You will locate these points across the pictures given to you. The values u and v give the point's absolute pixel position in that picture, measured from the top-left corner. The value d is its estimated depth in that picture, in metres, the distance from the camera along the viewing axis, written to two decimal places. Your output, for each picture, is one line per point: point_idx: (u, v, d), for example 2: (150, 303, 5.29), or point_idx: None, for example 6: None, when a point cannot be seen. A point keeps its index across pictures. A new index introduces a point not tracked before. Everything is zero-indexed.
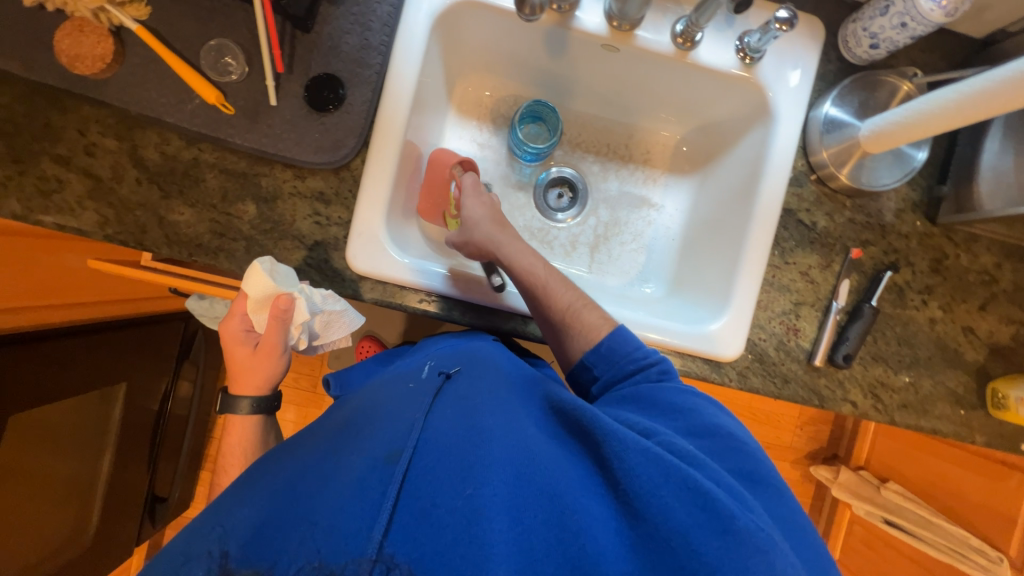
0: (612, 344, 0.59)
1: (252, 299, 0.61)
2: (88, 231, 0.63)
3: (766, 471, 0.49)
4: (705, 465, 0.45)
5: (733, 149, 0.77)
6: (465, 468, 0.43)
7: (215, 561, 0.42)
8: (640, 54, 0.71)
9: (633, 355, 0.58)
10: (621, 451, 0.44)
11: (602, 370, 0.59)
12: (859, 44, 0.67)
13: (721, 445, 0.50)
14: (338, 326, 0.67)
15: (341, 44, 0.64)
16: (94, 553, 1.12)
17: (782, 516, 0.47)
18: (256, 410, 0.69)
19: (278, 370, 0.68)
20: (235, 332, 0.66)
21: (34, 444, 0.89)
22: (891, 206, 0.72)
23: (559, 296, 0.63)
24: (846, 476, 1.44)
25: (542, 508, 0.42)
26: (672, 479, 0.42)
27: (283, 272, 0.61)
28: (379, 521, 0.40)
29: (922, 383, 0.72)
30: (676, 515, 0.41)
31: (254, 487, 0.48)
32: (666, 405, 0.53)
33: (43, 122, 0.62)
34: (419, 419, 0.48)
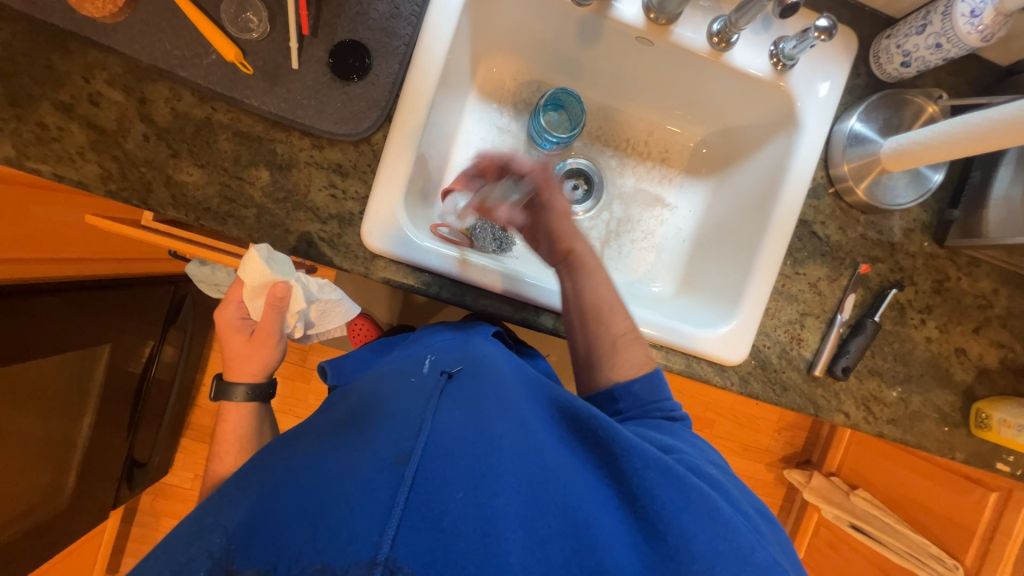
0: (645, 383, 0.60)
1: (250, 286, 0.63)
2: (88, 185, 0.60)
3: (762, 506, 0.54)
4: (719, 490, 0.48)
5: (754, 155, 0.77)
6: (478, 475, 0.43)
7: (215, 563, 0.41)
8: (673, 51, 0.69)
9: (660, 402, 0.60)
10: (641, 468, 0.46)
11: (627, 405, 0.60)
12: (891, 61, 0.67)
13: (728, 478, 0.54)
14: (333, 314, 0.74)
15: (370, 11, 0.62)
16: (68, 513, 1.09)
17: (787, 550, 0.49)
18: (251, 397, 0.69)
19: (273, 359, 0.69)
20: (230, 320, 0.66)
21: (13, 399, 0.86)
22: (901, 225, 0.73)
23: (617, 323, 0.63)
24: (818, 481, 1.52)
25: (556, 520, 0.42)
26: (690, 500, 0.44)
27: (279, 260, 0.63)
28: (390, 526, 0.38)
29: (912, 399, 0.74)
30: (692, 535, 0.42)
31: (253, 482, 0.47)
32: (677, 432, 0.56)
33: (45, 65, 0.58)
34: (428, 417, 0.47)
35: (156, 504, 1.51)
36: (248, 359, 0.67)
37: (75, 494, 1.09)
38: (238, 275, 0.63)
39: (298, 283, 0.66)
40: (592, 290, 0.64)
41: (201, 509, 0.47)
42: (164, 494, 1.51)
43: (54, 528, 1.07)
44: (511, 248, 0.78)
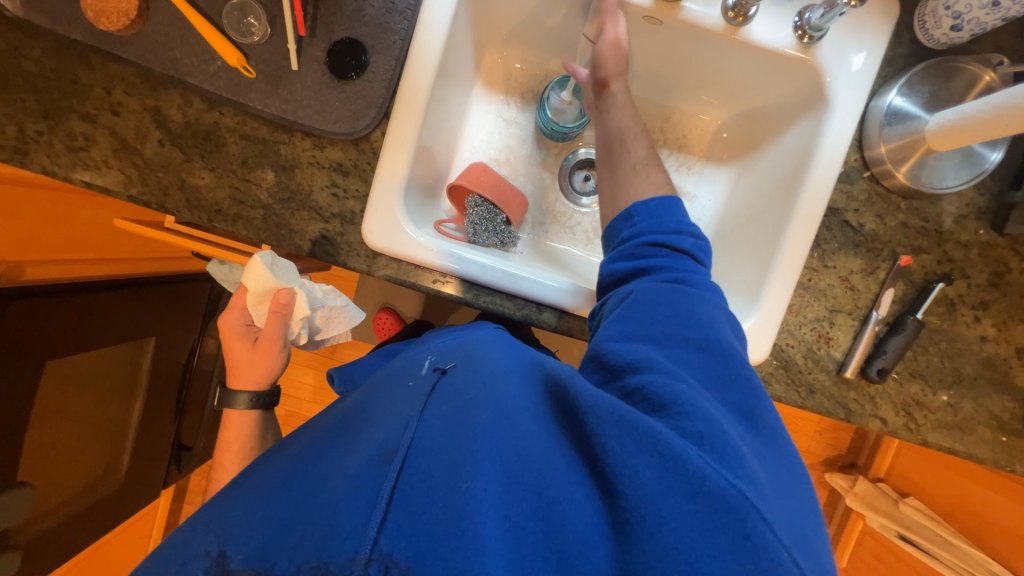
0: (663, 204, 0.57)
1: (254, 292, 0.72)
2: (113, 190, 0.64)
3: (771, 419, 0.47)
4: (695, 416, 0.42)
5: (780, 137, 0.71)
6: (452, 461, 0.42)
7: (213, 561, 0.42)
8: (685, 29, 0.65)
9: (679, 220, 0.56)
10: (598, 424, 0.42)
11: (642, 219, 0.57)
12: (938, 25, 0.59)
13: (727, 375, 0.47)
14: (336, 319, 0.83)
15: (366, 7, 0.61)
16: (124, 491, 1.20)
17: (777, 473, 0.43)
18: (253, 404, 0.78)
19: (276, 366, 0.77)
20: (234, 327, 0.76)
21: (68, 388, 0.95)
22: (952, 211, 0.65)
23: (634, 149, 0.64)
24: (863, 487, 1.42)
25: (530, 504, 0.40)
26: (644, 445, 0.39)
27: (282, 268, 0.73)
28: (374, 518, 0.39)
29: (963, 405, 0.67)
30: (644, 481, 0.38)
31: (256, 483, 0.49)
32: (677, 296, 0.51)
33: (71, 79, 0.62)
34: (415, 416, 0.47)
35: (203, 485, 1.63)
36: (250, 365, 0.76)
37: (129, 475, 1.19)
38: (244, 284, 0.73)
39: (302, 289, 0.75)
40: (609, 125, 0.65)
41: (207, 508, 0.50)
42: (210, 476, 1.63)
43: (112, 505, 1.17)
44: (515, 244, 0.76)
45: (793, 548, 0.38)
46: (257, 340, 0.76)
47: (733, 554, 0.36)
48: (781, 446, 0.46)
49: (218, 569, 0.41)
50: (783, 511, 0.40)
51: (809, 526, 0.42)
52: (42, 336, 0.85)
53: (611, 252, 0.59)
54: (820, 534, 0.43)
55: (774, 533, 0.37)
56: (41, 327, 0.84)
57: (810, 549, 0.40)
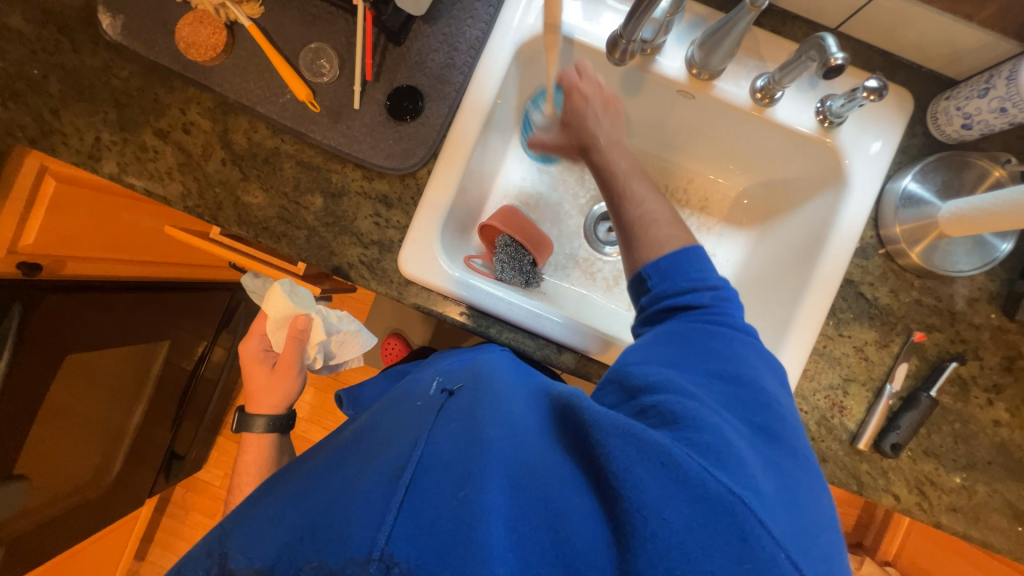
0: (675, 260, 0.55)
1: (275, 319, 0.78)
2: (171, 200, 0.68)
3: (781, 428, 0.48)
4: (704, 429, 0.42)
5: (799, 209, 0.75)
6: (459, 474, 0.42)
7: (213, 563, 0.45)
8: (715, 104, 0.70)
9: (693, 276, 0.55)
10: (602, 437, 0.42)
11: (658, 283, 0.56)
12: (950, 122, 0.65)
13: (750, 396, 0.48)
14: (351, 345, 0.86)
15: (428, 60, 0.68)
16: (108, 495, 1.17)
17: (786, 487, 0.44)
18: (270, 427, 0.78)
19: (293, 389, 0.79)
20: (254, 352, 0.80)
21: (80, 383, 0.95)
22: (964, 293, 0.68)
23: (636, 200, 0.61)
24: (871, 568, 1.36)
25: (538, 515, 0.41)
26: (648, 455, 0.40)
27: (299, 294, 0.80)
28: (385, 524, 0.39)
29: (977, 489, 0.66)
30: (647, 487, 0.39)
31: (266, 502, 0.49)
32: (698, 338, 0.51)
33: (152, 98, 0.68)
34: (423, 434, 0.47)
35: (187, 498, 1.59)
36: (269, 391, 0.78)
37: (118, 479, 1.17)
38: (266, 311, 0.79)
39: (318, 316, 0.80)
40: (604, 160, 0.64)
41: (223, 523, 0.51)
42: (195, 489, 1.59)
43: (95, 508, 1.14)
44: (538, 284, 0.79)
45: (791, 548, 0.39)
46: (277, 365, 0.78)
47: (729, 553, 0.37)
48: (787, 452, 0.47)
49: (218, 568, 0.44)
50: (785, 512, 0.41)
51: (817, 531, 0.43)
52: (67, 329, 0.87)
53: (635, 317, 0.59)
54: (824, 529, 0.43)
55: (767, 532, 0.38)
56: (68, 321, 0.87)
57: (812, 550, 0.40)
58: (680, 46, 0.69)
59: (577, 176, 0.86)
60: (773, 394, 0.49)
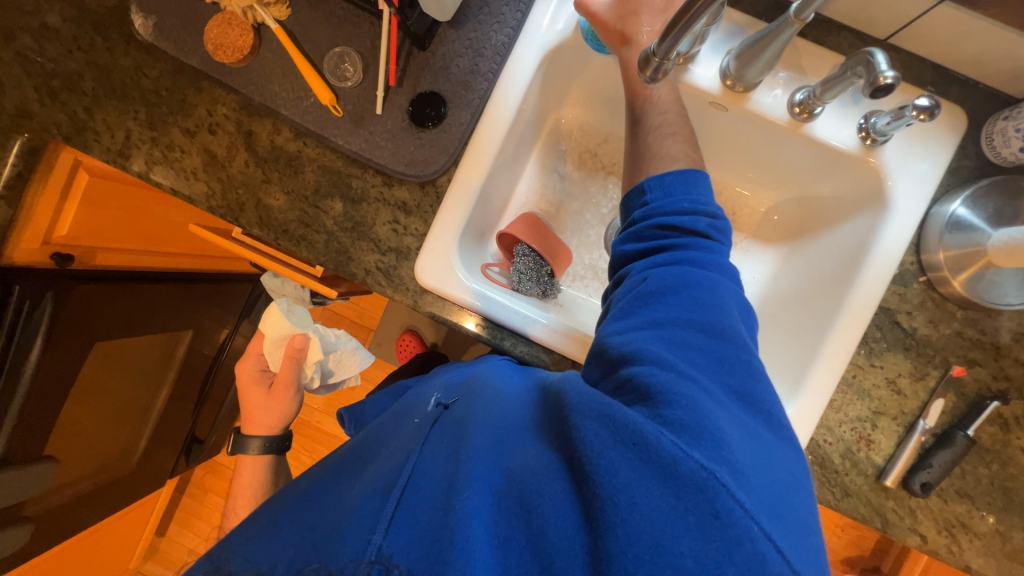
0: (677, 181, 0.54)
1: (273, 338, 0.81)
2: (196, 200, 0.69)
3: (764, 394, 0.45)
4: (681, 405, 0.40)
5: (834, 228, 0.71)
6: (446, 484, 0.43)
7: (213, 565, 0.47)
8: (750, 117, 0.67)
9: (693, 199, 0.53)
10: (579, 420, 0.41)
11: (656, 196, 0.55)
12: (1007, 144, 0.60)
13: (731, 355, 0.45)
14: (348, 363, 0.90)
15: (452, 66, 0.66)
16: (132, 476, 1.21)
17: (770, 458, 0.41)
18: (266, 450, 0.81)
19: (290, 410, 0.81)
20: (250, 371, 0.83)
21: (107, 369, 0.99)
22: (1011, 326, 0.64)
23: (654, 116, 0.62)
24: None
25: (518, 521, 0.40)
26: (620, 437, 0.39)
27: (296, 313, 0.82)
28: (381, 525, 0.40)
29: (1013, 534, 0.62)
30: (618, 470, 0.37)
31: (270, 515, 0.50)
32: (683, 281, 0.48)
33: (181, 98, 0.69)
34: (416, 447, 0.48)
35: (205, 480, 1.64)
36: (267, 411, 0.80)
37: (141, 461, 1.21)
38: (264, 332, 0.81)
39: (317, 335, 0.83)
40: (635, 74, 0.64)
41: (234, 533, 0.51)
42: (213, 471, 1.64)
43: (119, 487, 1.19)
44: (555, 295, 0.78)
45: (768, 524, 0.36)
46: (274, 386, 0.80)
47: (699, 531, 0.35)
48: (767, 420, 0.44)
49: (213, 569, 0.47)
50: (760, 483, 0.38)
51: (801, 511, 0.40)
52: (97, 318, 0.90)
53: (620, 233, 0.57)
54: (802, 503, 0.41)
55: (744, 509, 0.35)
56: (98, 311, 0.89)
57: (790, 528, 0.38)
58: (715, 54, 0.65)
59: (599, 185, 0.84)
60: (759, 361, 0.46)
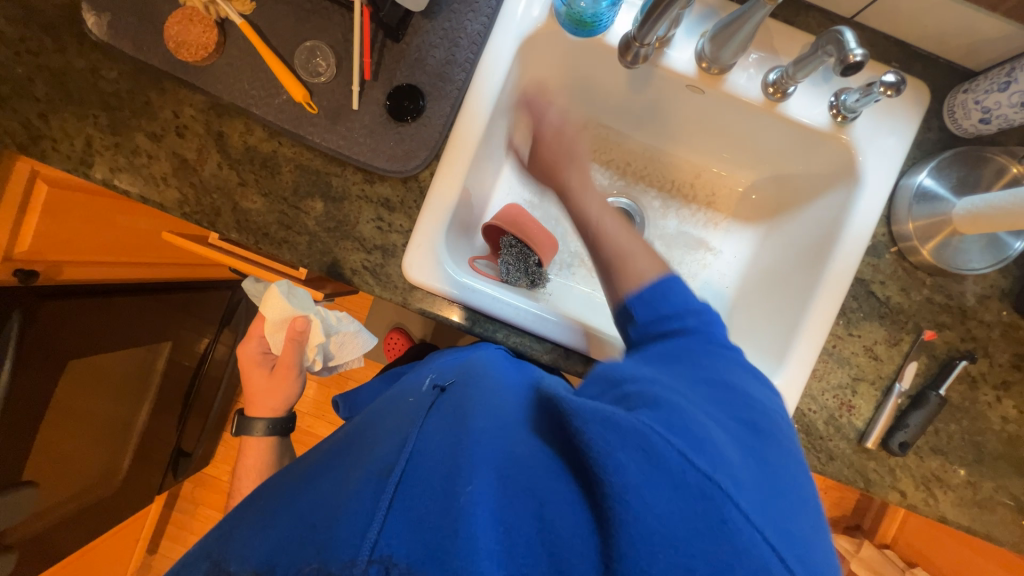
0: (655, 291, 0.55)
1: (273, 321, 0.79)
2: (168, 207, 0.66)
3: (764, 421, 0.47)
4: (683, 418, 0.41)
5: (809, 205, 0.73)
6: (448, 471, 0.42)
7: (211, 565, 0.44)
8: (726, 99, 0.68)
9: (677, 301, 0.55)
10: (582, 425, 0.39)
11: (642, 313, 0.56)
12: (968, 116, 0.63)
13: (734, 397, 0.48)
14: (350, 345, 0.88)
15: (428, 57, 0.65)
16: (117, 495, 1.18)
17: (774, 473, 0.43)
18: (270, 431, 0.80)
19: (292, 393, 0.81)
20: (253, 355, 0.81)
21: (83, 389, 0.95)
22: (975, 290, 0.67)
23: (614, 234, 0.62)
24: (869, 552, 1.39)
25: (524, 505, 0.40)
26: (628, 440, 0.38)
27: (296, 297, 0.80)
28: (376, 521, 0.39)
29: (983, 484, 0.67)
30: (628, 470, 0.37)
31: (260, 510, 0.48)
32: (682, 351, 0.51)
33: (143, 100, 0.66)
34: (414, 432, 0.48)
35: (195, 493, 1.60)
36: (270, 394, 0.79)
37: (127, 479, 1.18)
38: (264, 314, 0.79)
39: (317, 317, 0.81)
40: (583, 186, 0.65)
41: (220, 525, 0.50)
42: (203, 484, 1.60)
43: (104, 508, 1.15)
44: (544, 284, 0.79)
45: (769, 530, 0.38)
46: (277, 368, 0.79)
47: (709, 536, 0.36)
48: (769, 439, 0.46)
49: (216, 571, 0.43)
50: (759, 491, 0.40)
51: (802, 514, 0.42)
52: (70, 335, 0.86)
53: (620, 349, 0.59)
54: (801, 509, 0.43)
55: (749, 518, 0.37)
56: (72, 328, 0.86)
57: (790, 532, 0.39)
58: (690, 37, 0.66)
59: None
60: (746, 387, 0.49)
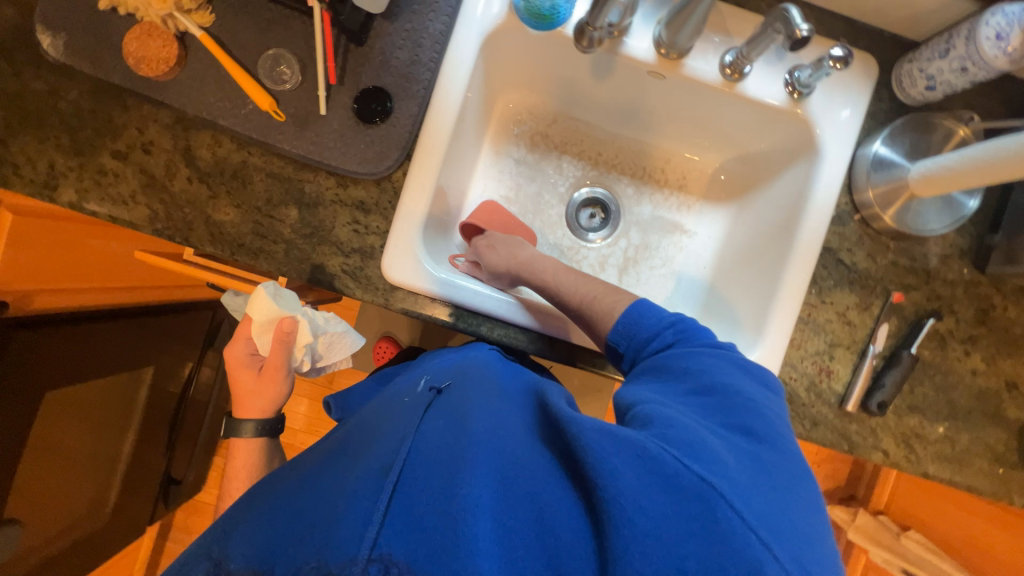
0: (629, 320, 0.58)
1: (260, 322, 0.78)
2: (138, 224, 0.65)
3: (768, 425, 0.46)
4: (678, 426, 0.43)
5: (774, 180, 0.76)
6: (446, 468, 0.42)
7: (212, 565, 0.43)
8: (686, 83, 0.70)
9: (660, 320, 0.57)
10: (579, 430, 0.43)
11: (626, 346, 0.58)
12: (915, 84, 0.66)
13: (734, 401, 0.48)
14: (339, 347, 0.85)
15: (392, 59, 0.66)
16: (107, 529, 1.14)
17: (777, 478, 0.43)
18: (260, 432, 0.79)
19: (281, 394, 0.80)
20: (239, 356, 0.79)
21: (63, 421, 0.92)
22: (936, 251, 0.70)
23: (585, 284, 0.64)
24: (864, 519, 1.42)
25: (523, 509, 0.41)
26: (622, 447, 0.40)
27: (284, 297, 0.79)
28: (375, 519, 0.38)
29: (960, 437, 0.69)
30: (621, 475, 0.38)
31: (256, 507, 0.46)
32: (671, 363, 0.52)
33: (106, 118, 0.65)
34: (411, 431, 0.47)
35: (189, 521, 1.56)
36: (258, 395, 0.78)
37: (116, 511, 1.14)
38: (250, 315, 0.78)
39: (304, 317, 0.79)
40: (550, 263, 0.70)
41: (211, 528, 0.48)
42: (196, 511, 1.57)
43: (93, 544, 1.12)
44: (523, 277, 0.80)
45: (769, 533, 0.38)
46: (264, 369, 0.78)
47: (702, 538, 0.36)
48: (774, 445, 0.45)
49: (216, 572, 0.42)
50: (760, 494, 0.40)
51: (807, 517, 0.41)
52: (45, 365, 0.84)
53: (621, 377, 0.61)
54: (809, 514, 0.42)
55: (743, 518, 0.37)
56: (47, 357, 0.84)
57: (792, 536, 0.39)
58: (647, 26, 0.68)
59: (554, 165, 0.85)
60: (747, 392, 0.49)
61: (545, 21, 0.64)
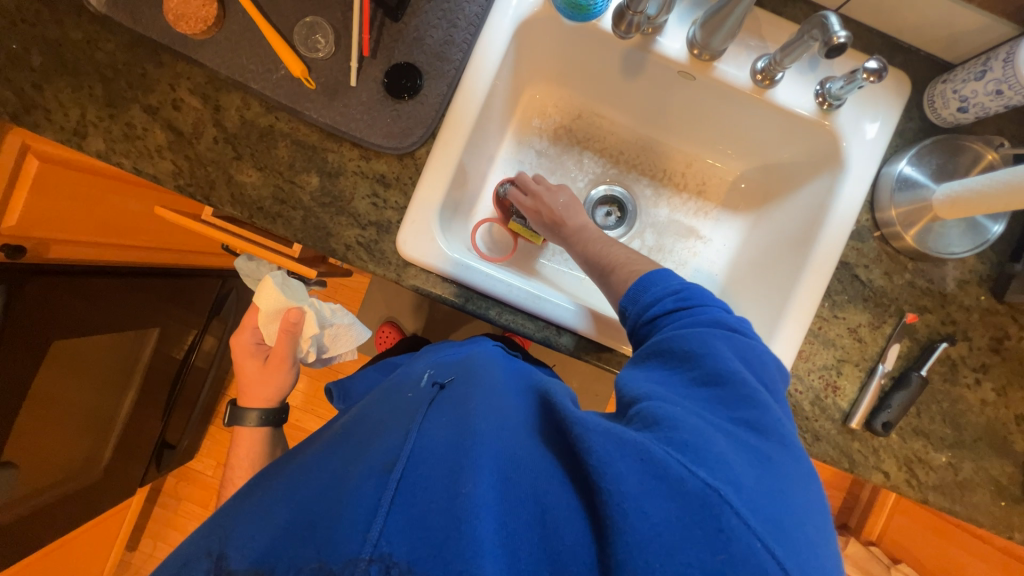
0: (642, 283, 0.58)
1: (267, 311, 0.78)
2: (162, 179, 0.66)
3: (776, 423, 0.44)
4: (684, 428, 0.41)
5: (796, 192, 0.75)
6: (451, 467, 0.41)
7: (213, 563, 0.41)
8: (716, 86, 0.70)
9: (666, 288, 0.56)
10: (583, 432, 0.42)
11: (631, 308, 0.58)
12: (946, 106, 0.65)
13: (739, 394, 0.46)
14: (344, 338, 0.87)
15: (426, 37, 0.66)
16: (98, 485, 1.15)
17: (784, 483, 0.41)
18: (263, 422, 0.79)
19: (286, 382, 0.80)
20: (246, 345, 0.80)
21: (65, 372, 0.93)
22: (954, 275, 0.69)
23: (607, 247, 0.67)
24: (855, 549, 1.40)
25: (527, 512, 0.40)
26: (627, 451, 0.39)
27: (290, 287, 0.82)
28: (377, 521, 0.37)
29: (963, 465, 0.68)
30: (626, 480, 0.38)
31: (255, 499, 0.46)
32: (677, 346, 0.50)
33: (140, 72, 0.66)
34: (413, 428, 0.45)
35: (179, 488, 1.57)
36: (262, 384, 0.79)
37: (109, 468, 1.15)
38: (258, 305, 0.79)
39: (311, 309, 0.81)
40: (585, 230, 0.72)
41: (210, 523, 0.47)
42: (187, 479, 1.57)
43: (83, 499, 1.13)
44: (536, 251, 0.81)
45: (775, 541, 0.37)
46: (269, 359, 0.79)
47: (706, 546, 0.36)
48: (780, 444, 0.44)
49: (217, 570, 0.40)
50: (766, 497, 0.39)
51: (814, 523, 0.40)
52: (56, 314, 0.85)
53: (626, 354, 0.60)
54: (815, 520, 0.40)
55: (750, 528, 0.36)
56: (59, 306, 0.85)
57: (799, 545, 0.38)
58: (681, 26, 0.68)
59: (575, 160, 0.85)
60: (755, 384, 0.47)
61: (581, 12, 0.64)
